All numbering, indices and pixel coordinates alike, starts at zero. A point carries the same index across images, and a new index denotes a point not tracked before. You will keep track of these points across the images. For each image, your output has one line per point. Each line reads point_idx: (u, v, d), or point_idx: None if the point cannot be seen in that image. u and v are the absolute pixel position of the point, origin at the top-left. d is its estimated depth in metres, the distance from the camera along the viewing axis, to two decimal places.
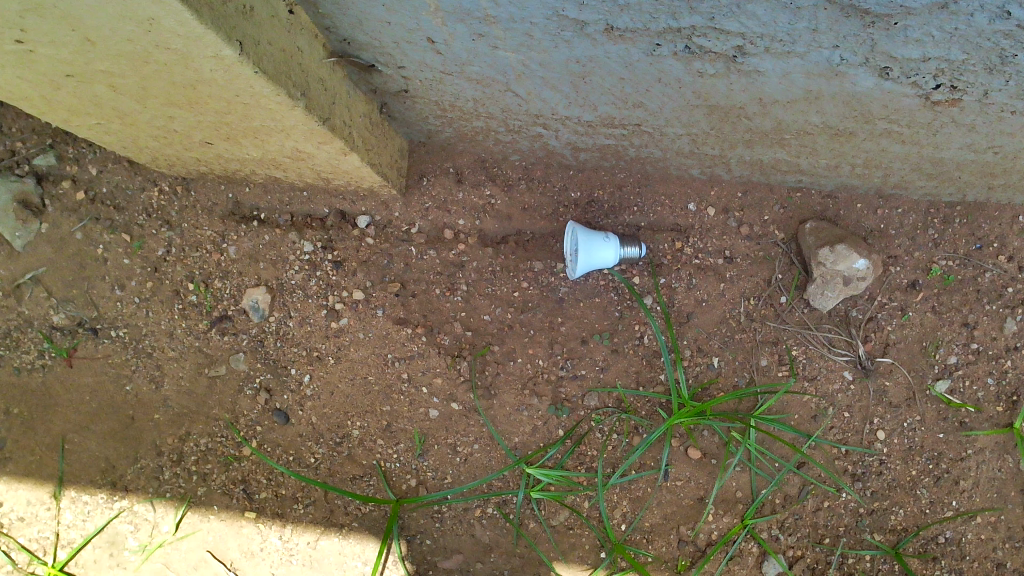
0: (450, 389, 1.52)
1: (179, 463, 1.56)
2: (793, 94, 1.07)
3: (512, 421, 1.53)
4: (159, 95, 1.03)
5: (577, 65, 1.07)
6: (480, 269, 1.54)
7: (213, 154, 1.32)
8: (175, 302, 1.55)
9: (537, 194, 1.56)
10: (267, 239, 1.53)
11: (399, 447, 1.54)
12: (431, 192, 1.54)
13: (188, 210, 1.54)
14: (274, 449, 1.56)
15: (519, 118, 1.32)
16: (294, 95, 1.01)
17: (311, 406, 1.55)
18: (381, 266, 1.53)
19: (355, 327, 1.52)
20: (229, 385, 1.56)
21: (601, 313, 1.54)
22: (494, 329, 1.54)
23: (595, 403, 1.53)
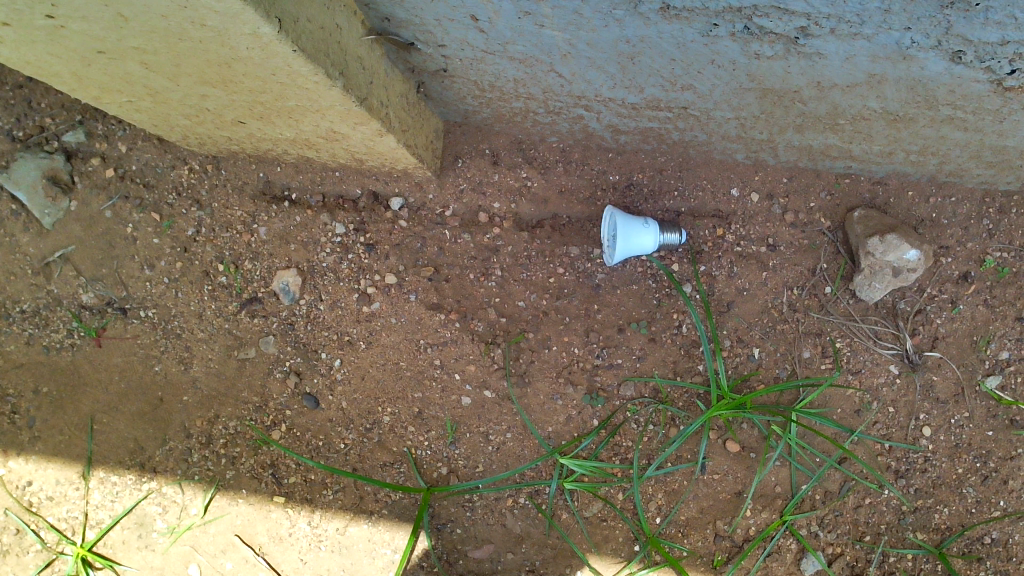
0: (484, 376, 1.48)
1: (208, 446, 1.55)
2: (854, 78, 1.02)
3: (546, 410, 1.50)
4: (192, 73, 1.00)
5: (626, 45, 1.03)
6: (515, 253, 1.50)
7: (246, 133, 1.29)
8: (205, 283, 1.53)
9: (575, 177, 1.51)
10: (298, 221, 1.50)
11: (430, 435, 1.51)
12: (467, 174, 1.50)
13: (219, 190, 1.52)
14: (304, 434, 1.54)
15: (560, 99, 1.28)
16: (332, 74, 0.97)
17: (341, 391, 1.52)
18: (414, 250, 1.50)
19: (387, 312, 1.49)
20: (259, 368, 1.54)
21: (638, 301, 1.50)
22: (528, 316, 1.50)
23: (631, 393, 1.50)
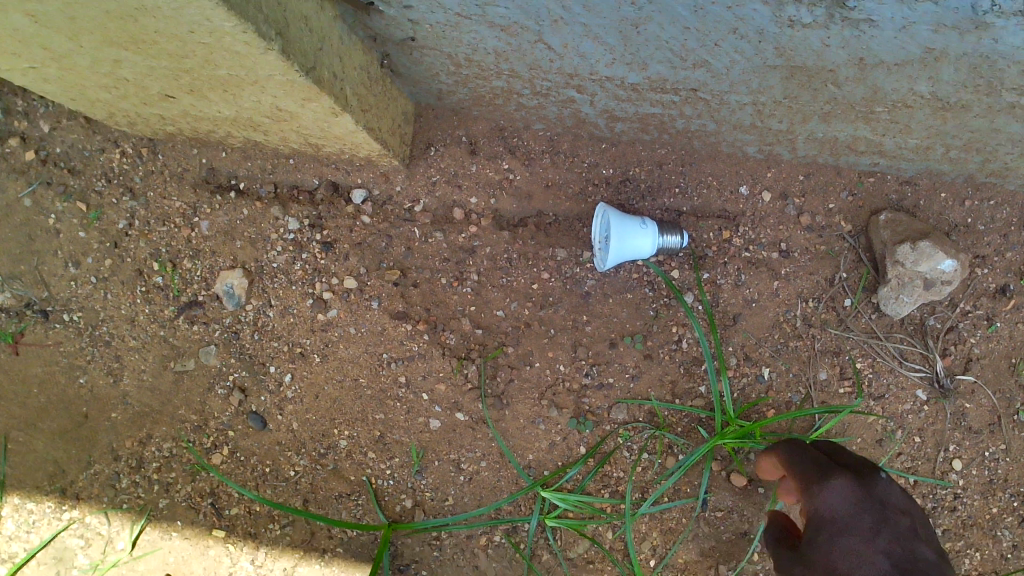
0: (456, 397, 1.29)
1: (138, 470, 1.36)
2: (907, 54, 0.84)
3: (526, 436, 1.32)
4: (95, 30, 0.81)
5: (632, 8, 0.84)
6: (494, 255, 1.31)
7: (178, 111, 1.09)
8: (137, 283, 1.34)
9: (565, 170, 1.33)
10: (246, 214, 1.31)
11: (393, 463, 1.32)
12: (440, 164, 1.31)
13: (155, 177, 1.33)
14: (248, 459, 1.35)
15: (549, 77, 1.09)
16: (268, 34, 0.78)
17: (292, 410, 1.33)
18: (378, 250, 1.30)
19: (346, 320, 1.29)
20: (198, 382, 1.34)
21: (633, 312, 1.33)
22: (508, 327, 1.31)
23: (623, 417, 1.33)
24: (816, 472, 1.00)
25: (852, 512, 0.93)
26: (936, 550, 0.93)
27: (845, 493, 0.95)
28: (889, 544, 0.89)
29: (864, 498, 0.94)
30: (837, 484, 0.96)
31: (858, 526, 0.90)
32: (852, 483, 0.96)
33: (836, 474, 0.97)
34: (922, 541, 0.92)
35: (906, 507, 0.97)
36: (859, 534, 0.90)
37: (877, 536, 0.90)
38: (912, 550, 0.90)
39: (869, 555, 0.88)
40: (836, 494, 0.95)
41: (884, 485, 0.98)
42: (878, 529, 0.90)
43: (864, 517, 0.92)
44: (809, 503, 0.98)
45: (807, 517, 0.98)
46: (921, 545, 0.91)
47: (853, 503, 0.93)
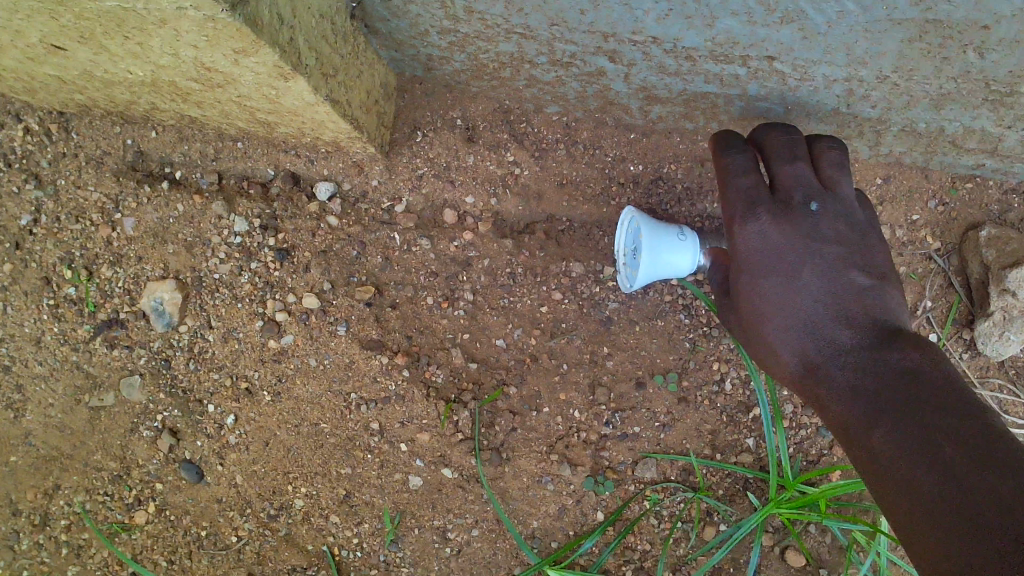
0: (442, 449, 1.02)
1: (42, 529, 1.09)
2: None
3: (530, 498, 1.05)
4: None
5: None
6: (494, 270, 1.05)
7: (77, 71, 0.82)
8: (44, 294, 1.05)
9: (583, 164, 1.06)
10: (181, 211, 1.03)
11: (361, 529, 1.05)
12: (427, 153, 1.04)
13: (67, 161, 1.05)
14: (180, 519, 1.08)
15: (576, 37, 0.82)
16: None
17: (235, 460, 1.05)
18: (347, 259, 1.03)
19: (304, 349, 1.02)
20: (119, 422, 1.07)
21: (665, 344, 1.07)
22: (510, 361, 1.05)
23: (651, 475, 1.06)
24: (748, 185, 0.86)
25: (786, 268, 0.85)
26: (867, 254, 0.88)
27: (775, 233, 0.86)
28: (843, 327, 0.83)
29: (794, 232, 0.86)
30: (757, 214, 0.86)
31: (819, 343, 0.83)
32: (775, 203, 0.86)
33: (760, 210, 0.86)
34: (854, 260, 0.87)
35: (837, 206, 0.88)
36: (828, 345, 0.82)
37: (833, 329, 0.83)
38: (850, 288, 0.85)
39: (830, 338, 0.83)
40: (763, 237, 0.86)
41: (809, 195, 0.87)
42: (823, 308, 0.84)
43: (803, 279, 0.85)
44: (734, 245, 0.88)
45: (746, 333, 0.89)
46: (855, 273, 0.86)
47: (789, 240, 0.85)
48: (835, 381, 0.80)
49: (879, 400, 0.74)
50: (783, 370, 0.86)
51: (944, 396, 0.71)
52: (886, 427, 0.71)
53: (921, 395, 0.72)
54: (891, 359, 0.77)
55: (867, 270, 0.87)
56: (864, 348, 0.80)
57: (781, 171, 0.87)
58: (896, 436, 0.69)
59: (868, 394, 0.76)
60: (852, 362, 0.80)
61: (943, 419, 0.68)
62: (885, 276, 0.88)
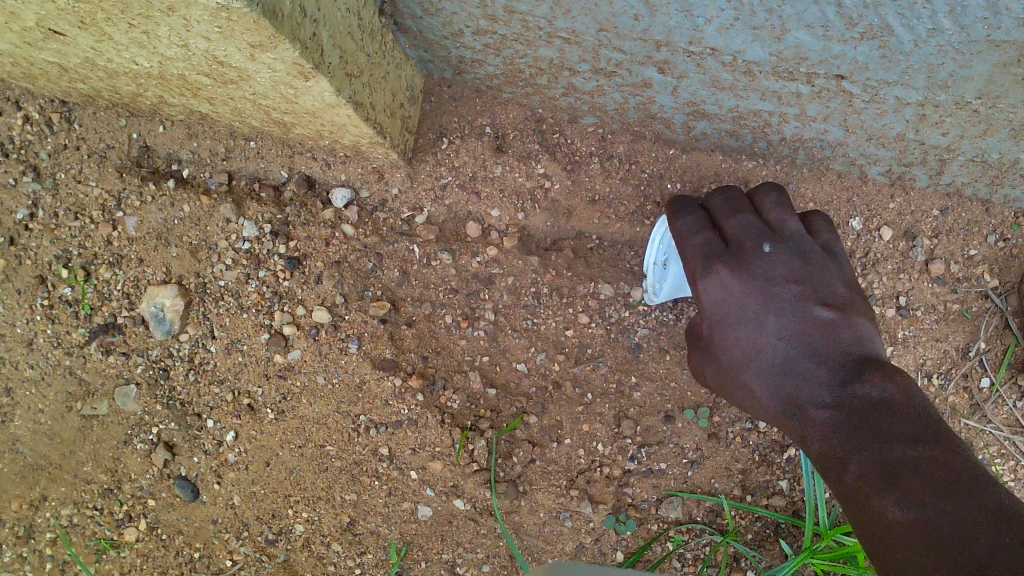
0: (455, 479, 0.95)
1: (26, 542, 1.03)
2: None
3: (546, 535, 0.98)
4: None
5: None
6: (518, 289, 0.98)
7: (79, 58, 0.75)
8: (38, 294, 0.98)
9: (617, 180, 0.98)
10: (187, 212, 0.97)
11: (364, 560, 1.00)
12: (453, 161, 0.97)
13: (68, 153, 0.98)
14: (172, 539, 1.02)
15: (623, 44, 0.75)
16: None
17: (233, 480, 0.99)
18: (362, 271, 0.96)
19: (312, 365, 0.95)
20: (112, 433, 1.00)
21: (698, 377, 0.99)
22: (531, 388, 0.98)
23: (676, 516, 0.99)
24: (700, 241, 0.84)
25: (750, 315, 0.81)
26: (836, 287, 0.82)
27: (734, 281, 0.82)
28: (813, 362, 0.76)
29: (753, 280, 0.81)
30: (715, 268, 0.83)
31: (792, 384, 0.76)
32: (730, 253, 0.83)
33: (710, 260, 0.83)
34: (819, 294, 0.81)
35: (796, 244, 0.83)
36: (800, 385, 0.75)
37: (802, 366, 0.76)
38: (816, 323, 0.79)
39: (807, 377, 0.75)
40: (723, 288, 0.82)
41: (763, 239, 0.83)
42: (792, 348, 0.78)
43: (770, 324, 0.80)
44: (700, 303, 0.85)
45: (732, 392, 0.84)
46: (820, 305, 0.80)
47: (746, 287, 0.81)
48: (810, 421, 0.72)
49: (847, 435, 0.67)
50: (768, 417, 0.79)
51: (917, 424, 0.64)
52: (853, 460, 0.64)
53: (886, 424, 0.65)
54: (859, 394, 0.69)
55: (835, 303, 0.81)
56: (835, 382, 0.73)
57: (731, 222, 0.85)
58: (862, 467, 0.63)
59: (839, 427, 0.69)
60: (827, 398, 0.72)
61: (910, 449, 0.61)
62: (859, 307, 0.82)
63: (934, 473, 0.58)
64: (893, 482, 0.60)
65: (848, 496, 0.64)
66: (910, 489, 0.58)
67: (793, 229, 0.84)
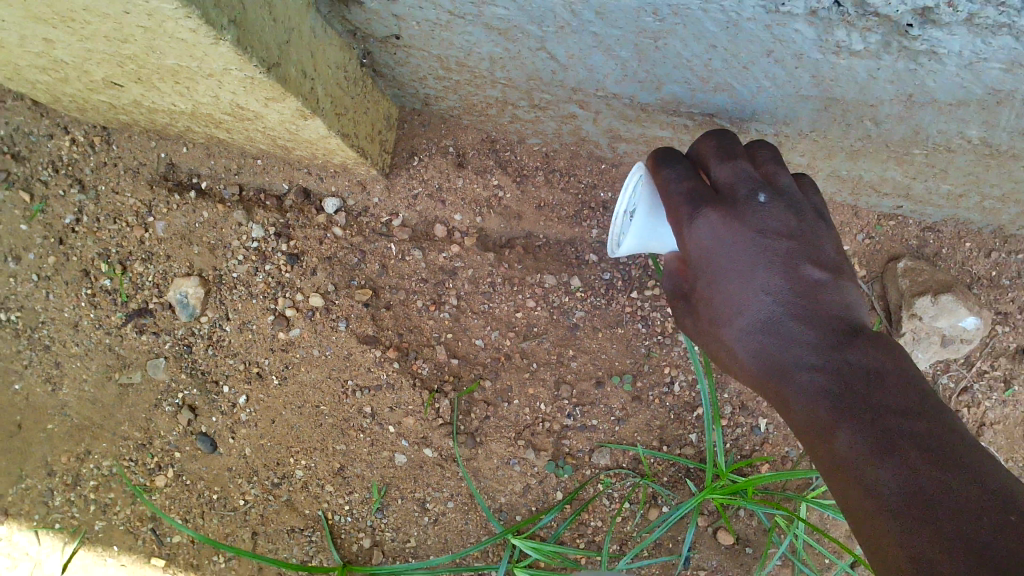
0: (425, 431, 1.18)
1: (74, 488, 1.26)
2: (962, 94, 0.73)
3: (499, 478, 1.21)
4: (13, 4, 0.67)
5: (652, 19, 0.72)
6: (476, 279, 1.20)
7: (128, 100, 0.97)
8: (83, 285, 1.21)
9: (559, 189, 1.21)
10: (205, 217, 1.18)
11: (352, 498, 1.21)
12: (422, 175, 1.19)
13: (108, 169, 1.20)
14: (194, 484, 1.23)
15: (548, 89, 0.97)
16: (220, 23, 0.64)
17: (245, 435, 1.21)
18: (349, 265, 1.19)
19: (309, 341, 1.18)
20: (144, 398, 1.22)
21: (624, 349, 1.22)
22: (486, 358, 1.20)
23: (605, 462, 1.22)
24: (683, 186, 0.80)
25: (739, 269, 0.78)
26: (825, 246, 0.81)
27: (725, 231, 0.77)
28: (798, 322, 0.76)
29: (748, 230, 0.77)
30: (704, 212, 0.77)
31: (772, 342, 0.76)
32: (719, 199, 0.79)
33: (701, 204, 0.78)
34: (809, 251, 0.80)
35: (792, 197, 0.80)
36: (783, 343, 0.75)
37: (787, 325, 0.76)
38: (806, 283, 0.78)
39: (794, 338, 0.75)
40: (716, 237, 0.77)
41: (759, 187, 0.79)
42: (781, 307, 0.77)
43: (761, 281, 0.78)
44: (683, 249, 0.80)
45: (704, 343, 0.84)
46: (814, 267, 0.79)
47: (741, 239, 0.77)
48: (798, 385, 0.73)
49: (838, 402, 0.70)
50: (747, 376, 0.79)
51: (906, 398, 0.67)
52: (844, 430, 0.67)
53: (878, 398, 0.68)
54: (854, 360, 0.72)
55: (823, 262, 0.80)
56: (821, 345, 0.74)
57: (720, 168, 0.81)
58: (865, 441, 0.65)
59: (835, 397, 0.70)
60: (816, 361, 0.73)
61: (907, 424, 0.65)
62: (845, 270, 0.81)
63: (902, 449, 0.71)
64: (889, 456, 0.63)
65: (836, 464, 0.67)
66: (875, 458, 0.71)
67: (783, 180, 0.81)
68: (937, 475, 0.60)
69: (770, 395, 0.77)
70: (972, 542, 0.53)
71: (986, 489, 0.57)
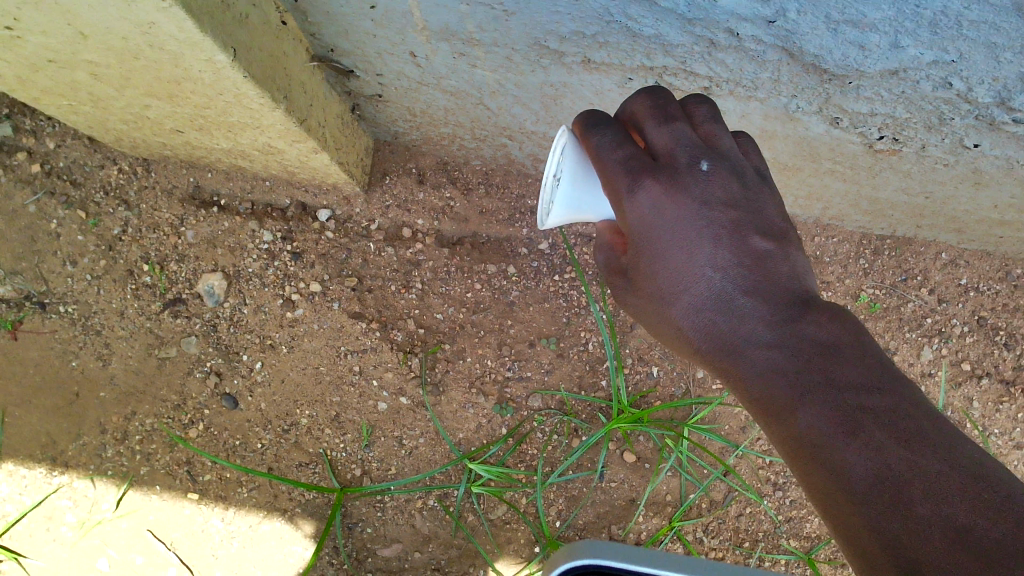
0: (400, 383, 1.56)
1: (123, 442, 1.57)
2: (749, 133, 1.15)
3: (458, 417, 1.58)
4: (139, 86, 1.03)
5: (550, 89, 1.14)
6: (435, 268, 1.58)
7: (182, 141, 1.33)
8: (128, 281, 1.55)
9: (497, 199, 1.63)
10: (226, 226, 1.55)
11: (346, 438, 1.57)
12: (393, 191, 1.59)
13: (148, 192, 1.56)
14: (221, 433, 1.57)
15: (486, 129, 1.36)
16: (277, 98, 1.01)
17: (261, 393, 1.57)
18: (339, 260, 1.56)
19: (310, 318, 1.55)
20: (179, 368, 1.57)
21: (550, 319, 1.62)
22: (446, 328, 1.58)
23: (538, 404, 1.61)
24: (623, 156, 0.86)
25: (688, 244, 0.88)
26: (766, 214, 0.92)
27: (669, 205, 0.87)
28: (747, 296, 0.88)
29: (690, 203, 0.87)
30: (645, 184, 0.86)
31: (721, 317, 0.88)
32: (662, 171, 0.87)
33: (642, 177, 0.86)
34: (754, 223, 0.90)
35: (729, 168, 0.90)
36: (734, 320, 0.88)
37: (738, 300, 0.88)
38: (753, 255, 0.89)
39: (738, 311, 0.88)
40: (660, 210, 0.86)
41: (696, 157, 0.88)
42: (728, 282, 0.88)
43: (705, 255, 0.88)
44: (625, 220, 0.89)
45: (648, 307, 0.94)
46: (756, 237, 0.90)
47: (689, 215, 0.87)
48: (751, 359, 0.86)
49: (796, 377, 0.82)
50: (692, 344, 0.91)
51: (864, 372, 0.80)
52: (806, 407, 0.79)
53: (837, 368, 0.80)
54: (806, 334, 0.84)
55: (767, 231, 0.91)
56: (775, 320, 0.86)
57: (658, 134, 0.89)
58: (818, 415, 0.78)
59: (788, 372, 0.83)
60: (766, 337, 0.86)
61: (865, 398, 0.78)
62: (786, 236, 0.93)
63: (899, 426, 0.75)
64: (856, 435, 0.75)
65: (801, 443, 0.79)
66: (878, 442, 0.74)
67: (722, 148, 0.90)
68: (944, 475, 0.70)
69: (716, 364, 0.90)
70: (951, 525, 0.67)
71: (961, 464, 0.71)
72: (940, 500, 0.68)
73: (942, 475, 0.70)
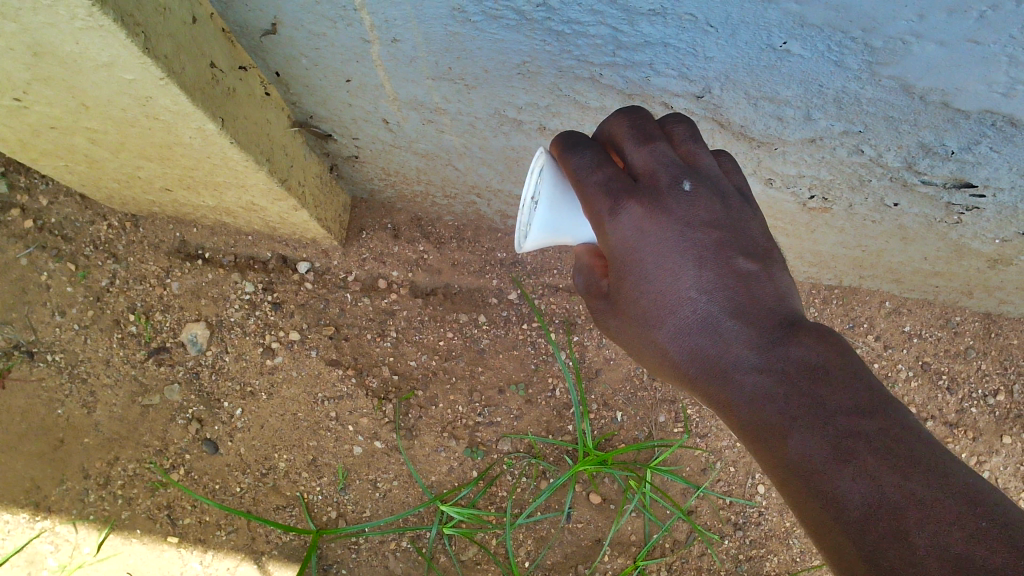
0: (375, 428, 1.63)
1: (105, 486, 1.61)
2: None
3: (430, 460, 1.65)
4: (133, 150, 1.12)
5: (512, 152, 1.24)
6: (409, 317, 1.67)
7: (170, 199, 1.41)
8: (115, 331, 1.62)
9: (467, 251, 1.72)
10: (210, 277, 1.63)
11: (322, 481, 1.63)
12: (369, 245, 1.69)
13: (136, 245, 1.64)
14: (201, 477, 1.62)
15: (456, 187, 1.46)
16: (260, 160, 1.10)
17: (241, 437, 1.63)
18: (318, 309, 1.64)
19: (289, 365, 1.62)
20: (161, 414, 1.63)
21: (518, 365, 1.70)
22: (419, 374, 1.66)
23: (507, 448, 1.67)
24: (603, 178, 0.85)
25: (671, 266, 0.87)
26: (750, 234, 0.90)
27: (650, 225, 0.86)
28: (731, 319, 0.87)
29: (673, 226, 0.86)
30: (626, 208, 0.85)
31: (705, 341, 0.88)
32: (642, 191, 0.85)
33: (623, 199, 0.85)
34: (738, 243, 0.89)
35: (712, 186, 0.88)
36: (719, 342, 0.87)
37: (725, 324, 0.87)
38: (738, 276, 0.88)
39: (723, 334, 0.87)
40: (642, 234, 0.85)
41: (678, 177, 0.86)
42: (713, 305, 0.87)
43: (689, 278, 0.87)
44: (608, 242, 0.88)
45: (630, 334, 0.93)
46: (739, 257, 0.88)
47: (671, 236, 0.86)
48: (739, 383, 0.86)
49: (784, 402, 0.82)
50: (677, 369, 0.90)
51: (855, 395, 0.80)
52: (798, 435, 0.80)
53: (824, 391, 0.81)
54: (793, 357, 0.84)
55: (752, 251, 0.90)
56: (760, 343, 0.86)
57: (639, 154, 0.87)
58: (806, 441, 0.80)
59: (777, 399, 0.83)
60: (752, 361, 0.86)
61: (854, 423, 0.78)
62: (770, 255, 0.91)
63: (891, 450, 0.76)
64: (846, 460, 0.77)
65: (790, 467, 0.81)
66: (868, 468, 0.75)
67: (703, 165, 0.89)
68: (945, 505, 0.71)
69: (703, 387, 0.90)
70: (949, 554, 0.68)
71: (958, 490, 0.72)
72: (936, 525, 0.70)
73: (934, 499, 0.72)
